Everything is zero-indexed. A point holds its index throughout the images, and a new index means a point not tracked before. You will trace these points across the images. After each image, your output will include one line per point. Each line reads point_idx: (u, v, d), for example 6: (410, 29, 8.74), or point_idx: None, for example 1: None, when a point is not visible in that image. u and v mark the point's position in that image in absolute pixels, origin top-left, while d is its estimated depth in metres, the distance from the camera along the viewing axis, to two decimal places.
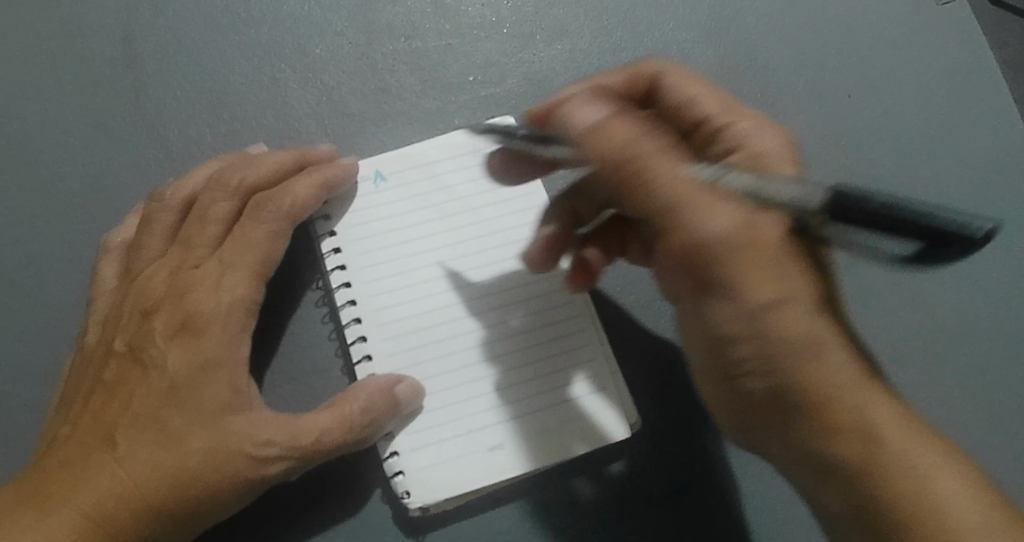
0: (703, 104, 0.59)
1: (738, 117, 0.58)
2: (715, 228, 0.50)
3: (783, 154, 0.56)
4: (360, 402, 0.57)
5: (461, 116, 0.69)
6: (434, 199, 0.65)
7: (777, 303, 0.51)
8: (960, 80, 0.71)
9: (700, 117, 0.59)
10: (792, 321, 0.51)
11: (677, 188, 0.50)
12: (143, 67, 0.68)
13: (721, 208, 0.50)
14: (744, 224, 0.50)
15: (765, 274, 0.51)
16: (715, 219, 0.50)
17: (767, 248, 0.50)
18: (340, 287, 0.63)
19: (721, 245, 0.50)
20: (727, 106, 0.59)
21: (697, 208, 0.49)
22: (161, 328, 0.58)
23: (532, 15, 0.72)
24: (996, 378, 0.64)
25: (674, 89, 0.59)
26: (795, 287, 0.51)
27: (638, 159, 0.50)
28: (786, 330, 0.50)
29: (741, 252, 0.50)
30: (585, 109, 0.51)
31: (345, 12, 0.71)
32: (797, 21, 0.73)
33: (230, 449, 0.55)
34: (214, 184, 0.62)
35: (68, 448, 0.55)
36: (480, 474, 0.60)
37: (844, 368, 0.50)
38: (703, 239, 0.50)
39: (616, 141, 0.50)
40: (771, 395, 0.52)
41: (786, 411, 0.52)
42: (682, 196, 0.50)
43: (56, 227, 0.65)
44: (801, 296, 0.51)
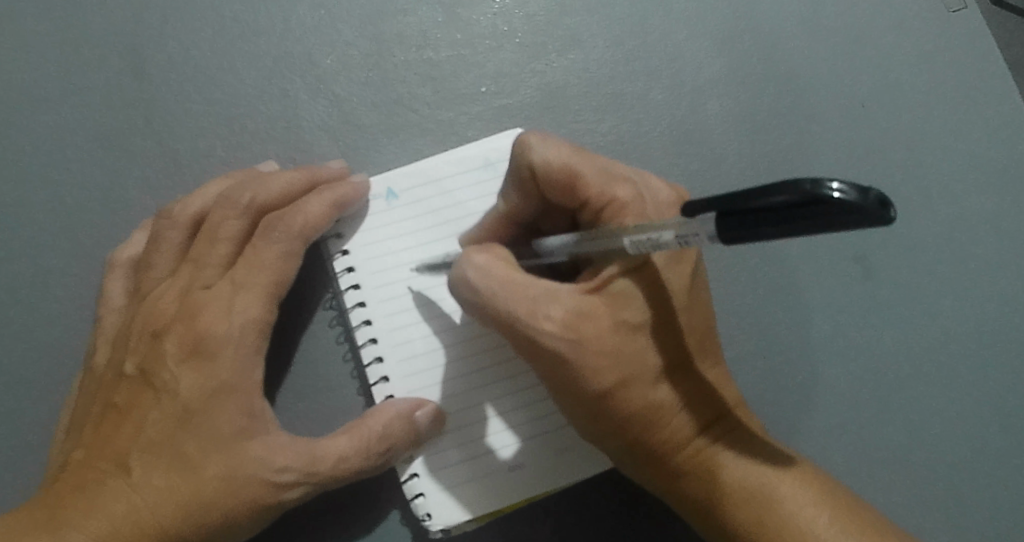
0: (583, 172, 0.54)
1: (616, 184, 0.55)
2: (552, 332, 0.53)
3: (665, 214, 0.55)
4: (379, 431, 0.57)
5: (474, 128, 0.68)
6: (447, 216, 0.64)
7: (630, 382, 0.54)
8: (972, 94, 0.71)
9: (584, 198, 0.55)
10: (638, 394, 0.54)
11: (524, 294, 0.53)
12: (150, 78, 0.67)
13: (558, 296, 0.53)
14: (587, 313, 0.53)
15: (613, 358, 0.53)
16: (559, 306, 0.53)
17: (608, 333, 0.53)
18: (354, 307, 0.62)
19: (564, 343, 0.53)
20: (606, 177, 0.55)
21: (530, 302, 0.53)
22: (171, 351, 0.57)
23: (545, 24, 0.70)
24: (993, 391, 0.66)
25: (551, 163, 0.54)
26: (645, 357, 0.54)
27: (496, 303, 0.54)
28: (640, 404, 0.54)
29: (608, 350, 0.53)
30: (472, 254, 0.55)
31: (355, 21, 0.69)
32: (812, 32, 0.72)
33: (246, 475, 0.54)
34: (224, 202, 0.60)
35: (83, 472, 0.55)
36: (501, 494, 0.60)
37: (688, 420, 0.56)
38: (541, 342, 0.53)
39: (494, 289, 0.54)
40: (629, 454, 0.57)
41: (652, 459, 0.56)
42: (518, 298, 0.53)
43: (65, 241, 0.65)
44: (655, 367, 0.55)
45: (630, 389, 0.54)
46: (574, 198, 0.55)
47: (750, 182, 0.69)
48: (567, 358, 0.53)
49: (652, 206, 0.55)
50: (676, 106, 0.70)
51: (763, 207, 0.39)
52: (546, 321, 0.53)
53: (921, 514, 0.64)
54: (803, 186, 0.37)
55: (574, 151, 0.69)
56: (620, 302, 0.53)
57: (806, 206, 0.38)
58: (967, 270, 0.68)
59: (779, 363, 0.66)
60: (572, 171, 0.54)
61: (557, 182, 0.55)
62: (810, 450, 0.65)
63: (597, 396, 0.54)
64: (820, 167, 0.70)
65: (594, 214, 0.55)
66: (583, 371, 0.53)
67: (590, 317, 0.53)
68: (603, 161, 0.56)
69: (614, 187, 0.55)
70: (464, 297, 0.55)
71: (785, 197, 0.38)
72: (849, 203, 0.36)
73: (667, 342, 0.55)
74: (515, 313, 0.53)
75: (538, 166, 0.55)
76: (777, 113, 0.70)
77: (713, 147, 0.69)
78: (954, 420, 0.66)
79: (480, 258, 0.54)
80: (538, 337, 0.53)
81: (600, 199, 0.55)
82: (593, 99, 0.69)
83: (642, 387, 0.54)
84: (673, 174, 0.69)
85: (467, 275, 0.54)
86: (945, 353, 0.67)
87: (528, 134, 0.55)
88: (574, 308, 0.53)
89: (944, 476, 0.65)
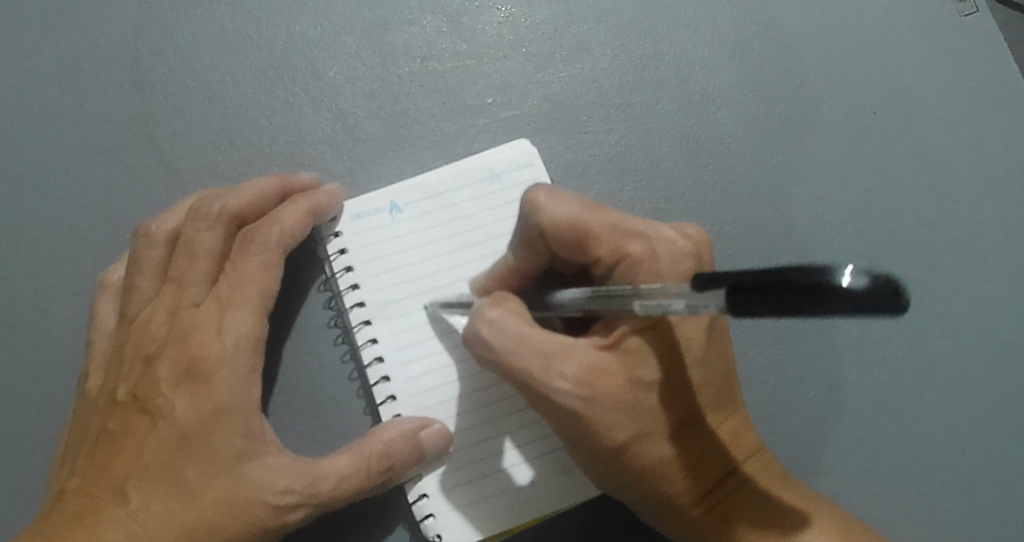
0: (593, 230, 0.54)
1: (629, 239, 0.54)
2: (565, 392, 0.53)
3: (680, 268, 0.54)
4: (382, 450, 0.56)
5: (480, 140, 0.67)
6: (453, 229, 0.63)
7: (643, 436, 0.54)
8: (987, 102, 0.69)
9: (595, 255, 0.55)
10: (652, 448, 0.54)
11: (539, 351, 0.53)
12: (153, 94, 0.66)
13: (572, 352, 0.53)
14: (600, 369, 0.53)
15: (627, 413, 0.53)
16: (571, 362, 0.53)
17: (621, 389, 0.53)
18: (360, 325, 0.61)
19: (576, 398, 0.53)
20: (618, 232, 0.54)
21: (544, 360, 0.53)
22: (165, 376, 0.56)
23: (551, 33, 0.69)
24: (1016, 402, 0.64)
25: (559, 220, 0.55)
26: (657, 412, 0.54)
27: (509, 360, 0.54)
28: (654, 458, 0.54)
29: (621, 406, 0.53)
30: (485, 309, 0.55)
31: (359, 32, 0.68)
32: (824, 38, 0.71)
33: (247, 498, 0.53)
34: (194, 215, 0.59)
35: (79, 500, 0.53)
36: (512, 514, 0.59)
37: (698, 480, 0.55)
38: (554, 400, 0.53)
39: (508, 347, 0.54)
40: (645, 505, 0.56)
41: (668, 510, 0.56)
42: (532, 357, 0.53)
43: (67, 258, 0.64)
44: (668, 421, 0.54)
45: (639, 447, 0.54)
46: (585, 255, 0.55)
47: (763, 192, 0.68)
48: (581, 417, 0.53)
49: (667, 260, 0.54)
50: (686, 114, 0.69)
51: (775, 283, 0.37)
52: (559, 381, 0.53)
53: (942, 535, 0.62)
54: (815, 273, 0.36)
55: (583, 163, 0.67)
56: (634, 361, 0.53)
57: (810, 291, 0.35)
58: (985, 281, 0.66)
59: (794, 376, 0.64)
60: (582, 224, 0.54)
61: (565, 237, 0.55)
62: (827, 467, 0.63)
63: (611, 450, 0.54)
64: (834, 175, 0.68)
65: (605, 269, 0.55)
66: (594, 427, 0.53)
67: (605, 378, 0.53)
68: (617, 215, 0.55)
69: (625, 243, 0.54)
70: (478, 354, 0.55)
71: (800, 278, 0.36)
72: (859, 291, 0.34)
73: (683, 402, 0.54)
74: (528, 370, 0.53)
75: (546, 223, 0.55)
76: (789, 121, 0.69)
77: (724, 157, 0.68)
78: (976, 434, 0.64)
79: (494, 314, 0.54)
80: (551, 395, 0.53)
81: (612, 255, 0.54)
82: (602, 109, 0.68)
83: (653, 446, 0.54)
84: (684, 185, 0.67)
85: (480, 332, 0.54)
86: (967, 367, 0.65)
87: (538, 191, 0.55)
88: (587, 366, 0.53)
89: (966, 494, 0.63)
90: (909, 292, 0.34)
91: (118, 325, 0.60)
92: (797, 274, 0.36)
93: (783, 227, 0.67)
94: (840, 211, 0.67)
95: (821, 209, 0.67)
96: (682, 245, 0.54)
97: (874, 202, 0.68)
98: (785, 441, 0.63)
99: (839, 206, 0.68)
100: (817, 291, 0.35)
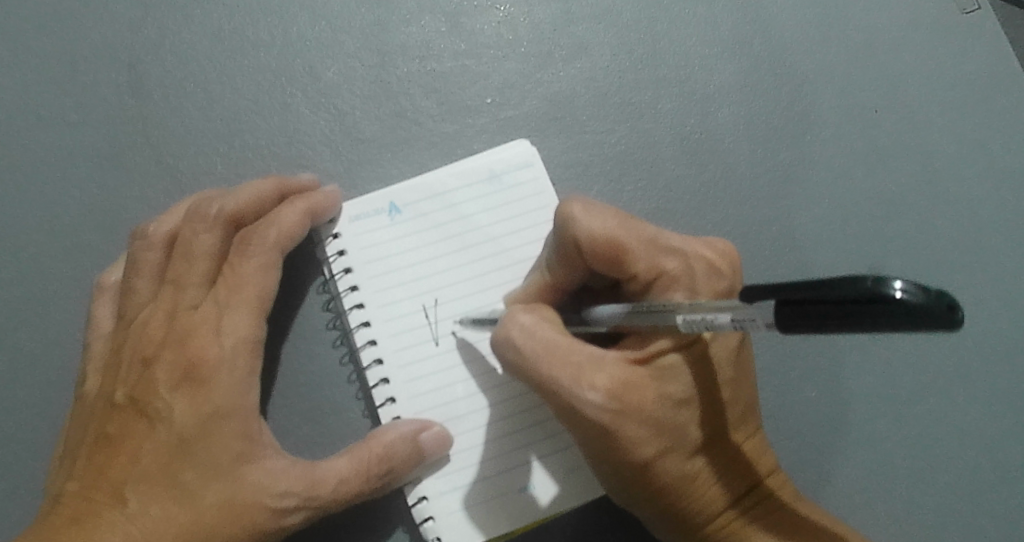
0: (628, 245, 0.54)
1: (664, 254, 0.54)
2: (596, 405, 0.52)
3: (716, 285, 0.54)
4: (382, 453, 0.56)
5: (479, 140, 0.66)
6: (453, 231, 0.63)
7: (668, 452, 0.53)
8: (988, 100, 0.69)
9: (632, 270, 0.54)
10: (675, 464, 0.54)
11: (570, 361, 0.53)
12: (151, 94, 0.66)
13: (604, 365, 0.53)
14: (634, 383, 0.52)
15: (657, 429, 0.53)
16: (605, 375, 0.52)
17: (652, 404, 0.52)
18: (358, 327, 0.61)
19: (607, 413, 0.52)
20: (654, 247, 0.54)
21: (574, 372, 0.53)
22: (164, 379, 0.55)
23: (550, 33, 0.69)
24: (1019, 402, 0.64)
25: (595, 233, 0.53)
26: (685, 429, 0.53)
27: (540, 369, 0.53)
28: (676, 474, 0.54)
29: (651, 422, 0.52)
30: (517, 315, 0.54)
31: (357, 32, 0.67)
32: (825, 37, 0.70)
33: (244, 501, 0.53)
34: (192, 217, 0.59)
35: (76, 503, 0.53)
36: (511, 516, 0.58)
37: (716, 496, 0.55)
38: (583, 412, 0.52)
39: (540, 355, 0.53)
40: (661, 518, 0.56)
41: (684, 525, 0.56)
42: (563, 367, 0.53)
43: (64, 261, 0.63)
44: (693, 438, 0.54)
45: (664, 462, 0.54)
46: (621, 270, 0.54)
47: (763, 191, 0.67)
48: (609, 430, 0.52)
49: (704, 278, 0.54)
50: (686, 114, 0.68)
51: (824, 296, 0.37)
52: (591, 394, 0.52)
53: (944, 535, 0.62)
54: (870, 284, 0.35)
55: (583, 164, 0.67)
56: (666, 378, 0.53)
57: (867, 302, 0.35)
58: (986, 280, 0.66)
59: (796, 377, 0.64)
60: (618, 238, 0.54)
61: (603, 252, 0.54)
62: (827, 468, 0.62)
63: (637, 465, 0.53)
64: (835, 175, 0.68)
65: (641, 286, 0.54)
66: (622, 441, 0.52)
67: (636, 394, 0.52)
68: (653, 228, 0.55)
69: (661, 259, 0.54)
70: (509, 360, 0.54)
71: (852, 292, 0.36)
72: (910, 305, 0.34)
73: (707, 419, 0.54)
74: (559, 382, 0.53)
75: (581, 236, 0.54)
76: (789, 119, 0.69)
77: (725, 157, 0.68)
78: (979, 433, 0.64)
79: (525, 319, 0.54)
80: (580, 407, 0.52)
81: (648, 272, 0.54)
82: (601, 109, 0.68)
83: (675, 462, 0.54)
84: (684, 185, 0.67)
85: (512, 337, 0.54)
86: (969, 367, 0.65)
87: (571, 203, 0.54)
88: (619, 380, 0.52)
89: (967, 496, 0.62)
90: (962, 307, 0.34)
91: (116, 327, 0.60)
92: (847, 287, 0.36)
93: (784, 227, 0.67)
94: (841, 210, 0.67)
95: (822, 208, 0.67)
96: (718, 261, 0.54)
97: (876, 201, 0.67)
98: (786, 442, 0.63)
99: (840, 205, 0.67)
100: (868, 305, 0.35)
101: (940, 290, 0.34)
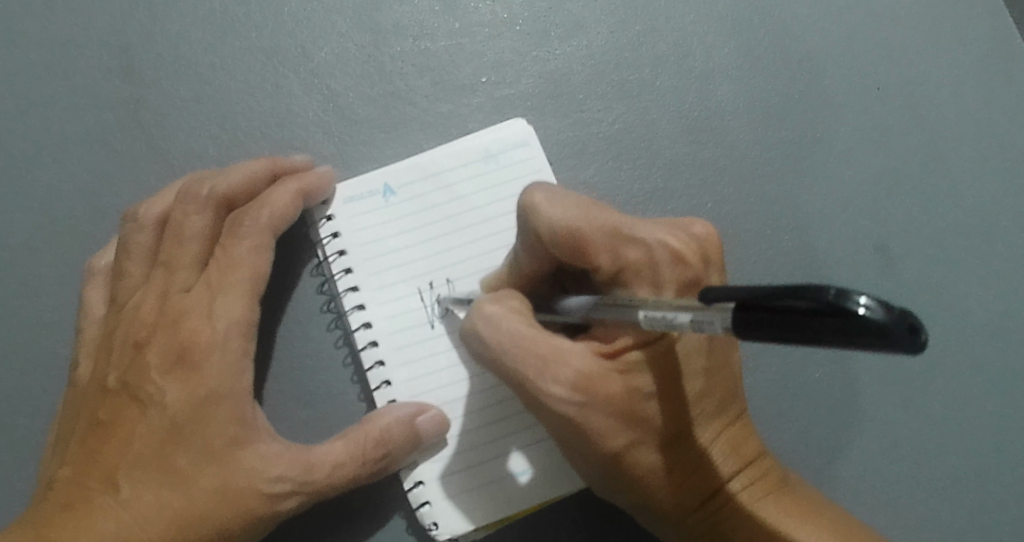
0: (590, 236, 0.53)
1: (627, 245, 0.53)
2: (558, 396, 0.52)
3: (682, 279, 0.52)
4: (375, 436, 0.55)
5: (475, 120, 0.65)
6: (448, 212, 0.62)
7: (639, 444, 0.53)
8: (992, 73, 0.68)
9: (595, 263, 0.53)
10: (645, 457, 0.53)
11: (534, 353, 0.52)
12: (141, 78, 0.65)
13: (569, 356, 0.52)
14: (598, 375, 0.52)
15: (623, 420, 0.52)
16: (568, 367, 0.52)
17: (618, 396, 0.52)
18: (352, 310, 0.60)
19: (570, 406, 0.52)
20: (615, 239, 0.53)
21: (539, 363, 0.52)
22: (156, 362, 0.55)
23: (545, 10, 0.67)
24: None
25: (556, 225, 0.53)
26: (653, 421, 0.52)
27: (504, 360, 0.53)
28: (647, 467, 0.53)
29: (617, 413, 0.52)
30: (483, 306, 0.54)
31: (349, 11, 0.66)
32: (828, 12, 0.69)
33: (239, 486, 0.52)
34: (184, 198, 0.58)
35: (69, 489, 0.52)
36: (509, 502, 0.58)
37: (689, 491, 0.54)
38: (544, 402, 0.52)
39: (503, 346, 0.53)
40: (642, 510, 0.55)
41: (663, 518, 0.55)
42: (528, 359, 0.52)
43: (55, 246, 0.62)
44: (662, 430, 0.53)
45: (634, 456, 0.53)
46: (584, 262, 0.53)
47: (764, 170, 0.66)
48: (573, 421, 0.52)
49: (668, 270, 0.52)
50: (685, 92, 0.67)
51: (783, 306, 0.36)
52: (553, 384, 0.52)
53: (947, 513, 0.61)
54: (834, 296, 0.34)
55: (580, 143, 0.66)
56: (631, 371, 0.52)
57: (832, 315, 0.34)
58: (990, 258, 0.65)
59: (798, 356, 0.63)
60: (580, 227, 0.53)
61: (566, 245, 0.53)
62: (829, 448, 0.62)
63: (607, 457, 0.53)
64: (836, 151, 0.67)
65: (606, 279, 0.53)
66: (587, 433, 0.52)
67: (600, 386, 0.52)
68: (616, 217, 0.53)
69: (624, 249, 0.53)
70: (475, 348, 0.54)
71: (814, 301, 0.35)
72: (876, 322, 0.33)
73: (681, 413, 0.53)
74: (523, 374, 0.52)
75: (542, 229, 0.53)
76: (790, 97, 0.67)
77: (725, 135, 0.67)
78: (983, 410, 0.63)
79: (491, 310, 0.53)
80: (542, 398, 0.52)
81: (611, 264, 0.53)
82: (599, 87, 0.67)
83: (647, 456, 0.53)
84: (685, 164, 0.66)
85: (478, 329, 0.53)
86: (975, 346, 0.64)
87: (533, 194, 0.53)
88: (583, 371, 0.52)
89: (972, 476, 0.62)
90: (926, 329, 0.33)
91: (108, 311, 0.59)
92: (808, 297, 0.35)
93: (785, 206, 0.66)
94: (842, 188, 0.66)
95: (824, 186, 0.66)
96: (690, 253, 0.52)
97: (877, 177, 0.66)
98: (789, 424, 0.62)
99: (842, 182, 0.66)
100: (831, 317, 0.34)
101: (906, 309, 0.34)
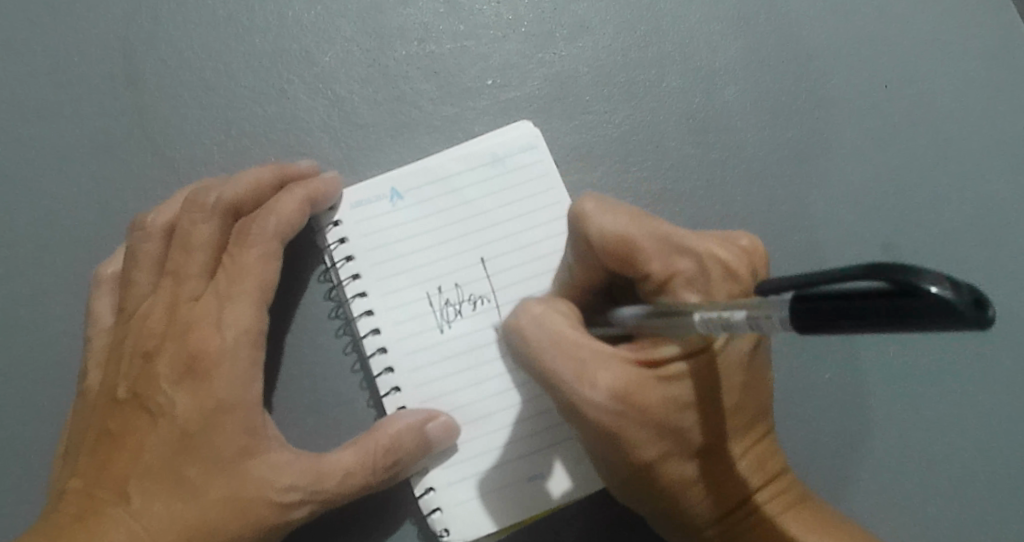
0: (643, 243, 0.52)
1: (680, 254, 0.53)
2: (597, 401, 0.51)
3: (728, 290, 0.52)
4: (389, 445, 0.55)
5: (481, 123, 0.65)
6: (457, 216, 0.62)
7: (670, 455, 0.52)
8: (1002, 70, 0.67)
9: (646, 271, 0.53)
10: (676, 468, 0.53)
11: (574, 355, 0.52)
12: (147, 85, 0.65)
13: (609, 363, 0.52)
14: (637, 383, 0.51)
15: (658, 431, 0.52)
16: (607, 373, 0.51)
17: (655, 406, 0.51)
18: (362, 316, 0.60)
19: (607, 411, 0.51)
20: (670, 247, 0.53)
21: (578, 365, 0.52)
22: (166, 373, 0.55)
23: (551, 11, 0.67)
24: None
25: (605, 233, 0.53)
26: (687, 434, 0.52)
27: (544, 363, 0.52)
28: (676, 477, 0.53)
29: (652, 424, 0.51)
30: (531, 304, 0.54)
31: (353, 15, 0.66)
32: (836, 9, 0.68)
33: (250, 496, 0.52)
34: (190, 206, 0.57)
35: (81, 501, 0.52)
36: (521, 508, 0.58)
37: (712, 504, 0.54)
38: (581, 406, 0.51)
39: (546, 346, 0.52)
40: (662, 519, 0.55)
41: (681, 526, 0.55)
42: (569, 360, 0.52)
43: (61, 255, 0.62)
44: (696, 442, 0.53)
45: (664, 465, 0.53)
46: (635, 271, 0.53)
47: (772, 170, 0.66)
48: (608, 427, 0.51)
49: (717, 282, 0.52)
50: (692, 93, 0.67)
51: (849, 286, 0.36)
52: (592, 388, 0.51)
53: (955, 513, 0.61)
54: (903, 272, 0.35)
55: (587, 145, 0.65)
56: (669, 381, 0.52)
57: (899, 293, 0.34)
58: (999, 256, 0.65)
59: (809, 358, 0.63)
60: (635, 235, 0.52)
61: (616, 253, 0.53)
62: (838, 449, 0.62)
63: (637, 466, 0.52)
64: (845, 150, 0.66)
65: (654, 288, 0.53)
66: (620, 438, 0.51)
67: (637, 395, 0.51)
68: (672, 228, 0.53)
69: (676, 258, 0.53)
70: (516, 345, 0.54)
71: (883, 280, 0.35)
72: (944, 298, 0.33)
73: (716, 427, 0.53)
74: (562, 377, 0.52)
75: (593, 237, 0.53)
76: (798, 96, 0.67)
77: (733, 135, 0.66)
78: (994, 409, 0.62)
79: (537, 309, 0.53)
80: (579, 402, 0.51)
81: (662, 272, 0.52)
82: (605, 89, 0.66)
83: (676, 467, 0.53)
84: (692, 165, 0.66)
85: (523, 325, 0.53)
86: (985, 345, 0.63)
87: (585, 201, 0.53)
88: (621, 378, 0.51)
89: (981, 476, 0.62)
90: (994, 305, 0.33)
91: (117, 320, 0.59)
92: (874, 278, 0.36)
93: (793, 206, 0.65)
94: (849, 187, 0.66)
95: (832, 186, 0.66)
96: (743, 269, 0.53)
97: (886, 176, 0.66)
98: (798, 425, 0.62)
99: (849, 181, 0.66)
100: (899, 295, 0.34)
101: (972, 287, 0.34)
